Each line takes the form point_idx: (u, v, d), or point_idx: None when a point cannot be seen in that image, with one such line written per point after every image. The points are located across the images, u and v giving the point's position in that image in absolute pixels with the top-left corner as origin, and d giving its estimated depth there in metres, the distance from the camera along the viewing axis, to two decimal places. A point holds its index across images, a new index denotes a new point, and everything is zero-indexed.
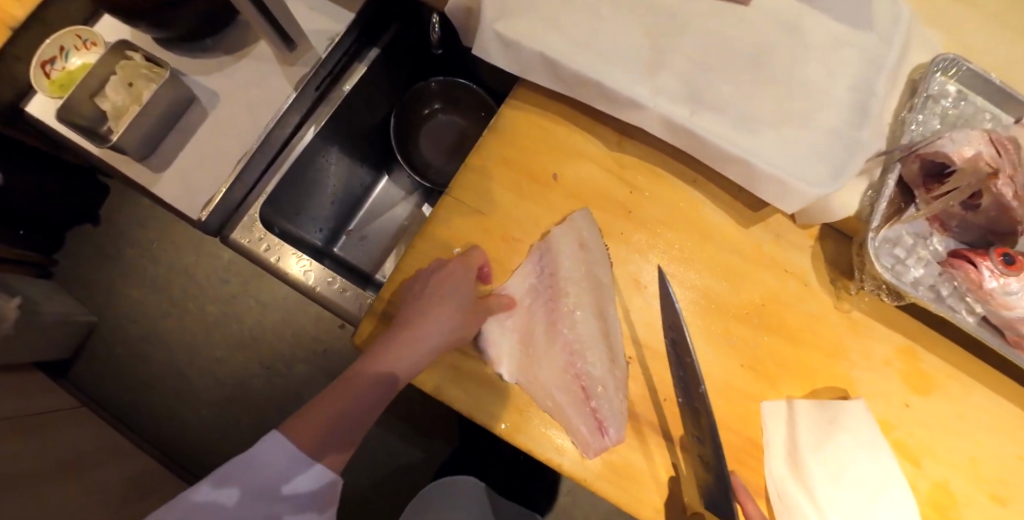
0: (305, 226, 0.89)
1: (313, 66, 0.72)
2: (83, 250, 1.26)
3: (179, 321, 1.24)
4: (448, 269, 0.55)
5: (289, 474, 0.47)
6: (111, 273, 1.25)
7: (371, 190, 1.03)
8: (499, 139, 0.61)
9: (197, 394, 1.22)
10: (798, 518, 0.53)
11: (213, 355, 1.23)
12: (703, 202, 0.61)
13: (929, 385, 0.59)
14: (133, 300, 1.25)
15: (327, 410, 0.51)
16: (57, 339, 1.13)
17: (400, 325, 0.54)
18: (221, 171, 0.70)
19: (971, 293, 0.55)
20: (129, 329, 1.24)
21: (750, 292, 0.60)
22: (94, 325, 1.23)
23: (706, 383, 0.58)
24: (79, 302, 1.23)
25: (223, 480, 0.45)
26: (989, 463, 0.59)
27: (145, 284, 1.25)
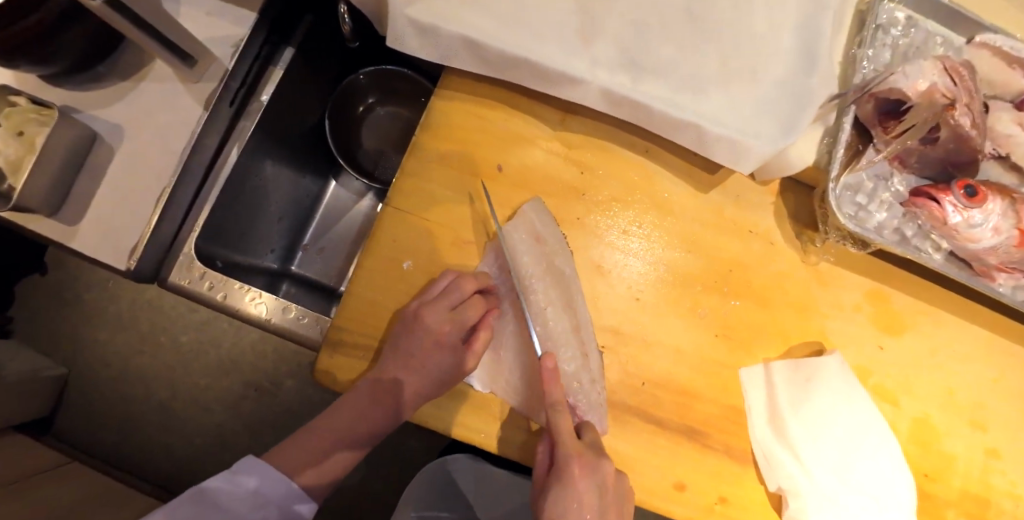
0: (253, 249, 0.84)
1: (221, 79, 0.66)
2: (38, 301, 1.13)
3: (154, 358, 1.14)
4: (450, 303, 0.52)
5: (274, 490, 0.48)
6: (74, 319, 1.14)
7: (320, 199, 0.98)
8: (434, 136, 0.57)
9: (185, 426, 1.12)
10: (784, 477, 0.54)
11: (196, 383, 1.14)
12: (658, 172, 0.58)
13: (899, 324, 0.59)
14: (99, 342, 1.13)
15: (322, 439, 0.51)
16: (25, 400, 1.02)
17: (402, 364, 0.51)
18: (142, 211, 0.65)
19: (936, 230, 0.54)
20: (102, 373, 1.13)
21: (715, 260, 0.58)
22: (66, 378, 1.12)
23: (683, 360, 0.56)
24: (42, 356, 1.11)
25: (236, 474, 0.47)
26: (965, 391, 0.60)
27: (110, 323, 1.14)
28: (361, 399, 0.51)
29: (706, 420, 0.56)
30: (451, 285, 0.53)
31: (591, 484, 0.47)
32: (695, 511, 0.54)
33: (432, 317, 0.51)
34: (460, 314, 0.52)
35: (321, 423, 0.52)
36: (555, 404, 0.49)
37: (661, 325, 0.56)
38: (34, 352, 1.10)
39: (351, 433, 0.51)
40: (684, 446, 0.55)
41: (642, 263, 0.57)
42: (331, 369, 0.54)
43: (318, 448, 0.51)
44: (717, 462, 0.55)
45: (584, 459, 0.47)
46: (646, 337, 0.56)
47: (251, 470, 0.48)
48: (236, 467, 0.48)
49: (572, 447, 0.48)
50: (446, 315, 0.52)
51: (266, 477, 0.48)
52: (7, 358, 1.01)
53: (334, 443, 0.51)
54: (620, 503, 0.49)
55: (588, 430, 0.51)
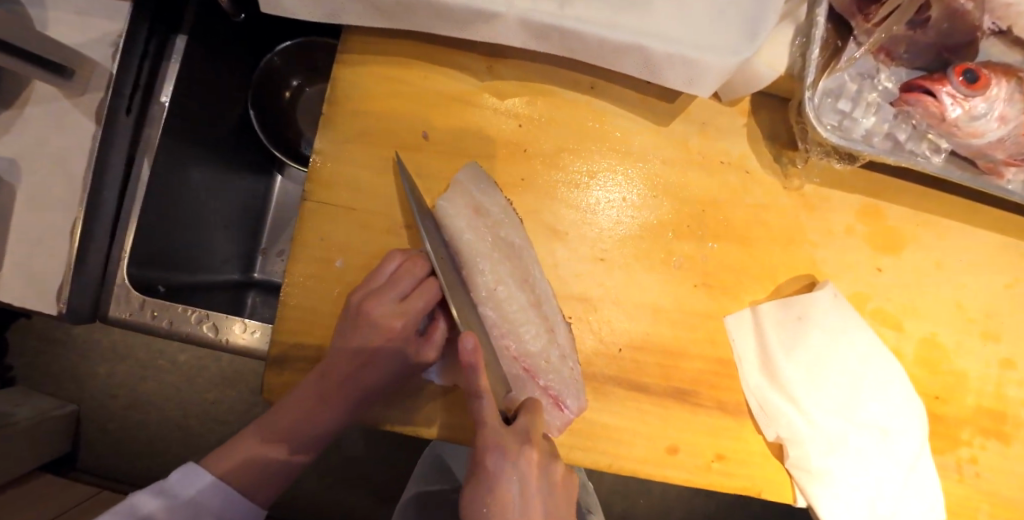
0: (206, 263, 0.79)
1: (107, 85, 0.60)
2: (30, 344, 0.99)
3: (159, 382, 1.02)
4: (398, 291, 0.46)
5: (207, 496, 0.47)
6: (75, 357, 1.00)
7: (268, 199, 0.90)
8: (347, 109, 0.49)
9: (206, 443, 1.02)
10: (784, 424, 0.50)
11: (207, 398, 1.02)
12: (608, 109, 0.51)
13: (898, 242, 0.53)
14: (104, 374, 1.00)
15: (265, 437, 0.50)
16: (35, 446, 0.90)
17: (347, 363, 0.47)
18: (59, 249, 0.61)
19: (934, 130, 0.47)
20: (113, 404, 1.00)
21: (687, 201, 0.51)
22: (78, 414, 0.99)
23: (662, 317, 0.51)
24: (46, 397, 0.98)
25: (163, 490, 0.47)
26: (975, 301, 0.55)
27: (109, 354, 1.01)
28: (305, 404, 0.48)
29: (695, 377, 0.51)
30: (399, 271, 0.47)
31: (511, 476, 0.41)
32: (690, 473, 0.51)
33: (379, 310, 0.46)
34: (411, 304, 0.47)
35: (264, 423, 0.50)
36: (476, 391, 0.43)
37: (633, 285, 0.51)
38: (39, 394, 0.97)
39: (298, 434, 0.49)
40: (674, 408, 0.50)
41: (606, 217, 0.51)
42: (276, 386, 0.50)
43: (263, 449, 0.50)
44: (712, 418, 0.51)
45: (501, 450, 0.41)
46: (617, 298, 0.50)
47: (185, 477, 0.48)
48: (170, 477, 0.48)
49: (495, 436, 0.42)
50: (395, 306, 0.47)
51: (203, 482, 0.48)
52: (8, 404, 0.89)
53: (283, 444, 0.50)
54: (550, 495, 0.43)
55: (527, 414, 0.44)
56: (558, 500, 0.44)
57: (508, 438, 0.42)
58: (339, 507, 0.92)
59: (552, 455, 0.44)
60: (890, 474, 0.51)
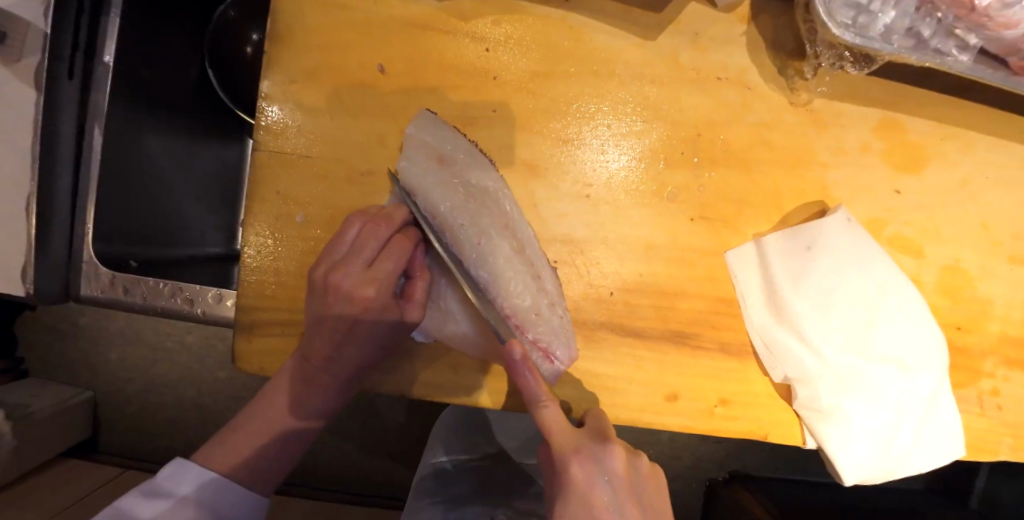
0: (188, 240, 0.73)
1: (43, 48, 0.55)
2: (39, 334, 0.98)
3: (167, 364, 0.99)
4: (369, 256, 0.41)
5: (194, 492, 0.43)
6: (83, 345, 0.98)
7: (243, 165, 0.81)
8: (292, 44, 0.44)
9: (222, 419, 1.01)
10: (793, 363, 0.46)
11: (218, 376, 1.00)
12: (585, 25, 0.45)
13: (917, 159, 0.48)
14: (114, 361, 0.99)
15: (252, 424, 0.46)
16: (56, 432, 0.90)
17: (324, 336, 0.43)
18: (17, 226, 0.60)
19: (961, 22, 0.40)
20: (127, 389, 0.99)
21: (679, 124, 0.46)
22: (94, 398, 0.99)
23: (656, 255, 0.46)
24: (61, 385, 0.97)
25: (151, 491, 0.43)
26: (1001, 220, 0.50)
27: (116, 339, 0.99)
28: (290, 375, 0.45)
29: (693, 319, 0.47)
30: (362, 234, 0.42)
31: (602, 482, 0.37)
32: (693, 419, 0.47)
33: (346, 282, 0.41)
34: (379, 269, 0.41)
35: (254, 415, 0.46)
36: (539, 398, 0.38)
37: (620, 222, 0.46)
38: (54, 383, 0.96)
39: (287, 417, 0.46)
40: (671, 352, 0.47)
41: (592, 149, 0.46)
42: (249, 356, 0.47)
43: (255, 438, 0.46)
44: (712, 362, 0.47)
45: (582, 455, 0.38)
46: (605, 237, 0.46)
47: (173, 473, 0.44)
48: (160, 474, 0.44)
49: (571, 441, 0.38)
50: (362, 274, 0.41)
51: (190, 476, 0.44)
52: (25, 394, 0.88)
53: (278, 426, 0.46)
54: (646, 494, 0.40)
55: (593, 418, 0.42)
56: (654, 497, 0.40)
57: (585, 441, 0.39)
58: (350, 473, 0.91)
59: (632, 449, 0.41)
60: (905, 409, 0.47)
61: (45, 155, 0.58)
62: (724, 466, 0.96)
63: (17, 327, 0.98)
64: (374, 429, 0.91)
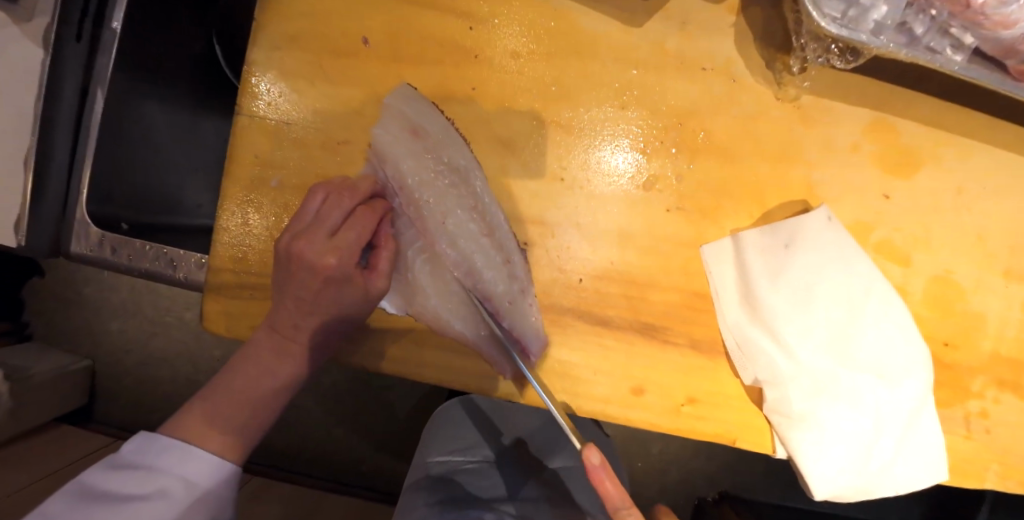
0: (179, 209, 0.73)
1: (53, 12, 0.57)
2: (42, 299, 1.00)
3: (164, 339, 1.00)
4: (332, 224, 0.41)
5: (164, 462, 0.40)
6: (84, 313, 1.00)
7: None
8: (279, 11, 0.45)
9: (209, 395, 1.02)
10: (764, 365, 0.45)
11: (212, 354, 1.01)
12: (570, 7, 0.44)
13: (909, 164, 0.46)
14: (114, 331, 1.00)
15: (216, 403, 0.43)
16: (53, 398, 0.91)
17: (288, 304, 0.42)
18: (16, 180, 0.61)
19: (956, 20, 0.39)
20: (125, 360, 1.00)
21: (663, 113, 0.45)
22: (93, 368, 1.00)
23: (631, 245, 0.45)
24: (63, 351, 0.99)
25: (118, 464, 0.40)
26: (999, 233, 0.48)
27: (117, 311, 1.00)
28: (261, 350, 0.44)
29: (665, 312, 0.46)
30: (325, 206, 0.42)
31: None
32: (660, 417, 0.46)
33: (309, 251, 0.41)
34: (342, 239, 0.41)
35: (216, 391, 0.43)
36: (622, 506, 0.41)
37: (595, 206, 0.45)
38: (55, 350, 0.98)
39: (250, 394, 0.43)
40: (639, 345, 0.46)
41: (570, 135, 0.45)
42: (217, 318, 0.47)
43: (225, 410, 0.43)
44: (684, 359, 0.46)
45: None
46: (578, 221, 0.45)
47: (139, 446, 0.41)
48: (125, 448, 0.42)
49: None
50: (325, 243, 0.41)
51: (158, 447, 0.41)
52: (27, 358, 0.90)
53: (250, 399, 0.43)
54: None
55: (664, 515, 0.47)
56: None
57: None
58: (333, 459, 0.91)
59: None
60: (886, 420, 0.45)
61: (48, 115, 0.60)
62: (715, 484, 0.93)
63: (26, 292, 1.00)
64: (356, 416, 0.91)
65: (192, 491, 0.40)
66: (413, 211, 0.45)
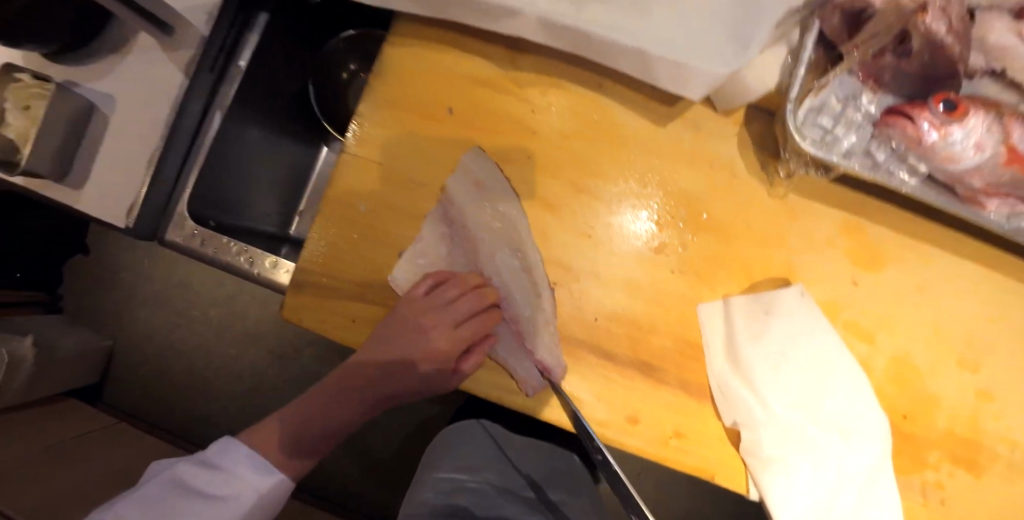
0: (252, 217, 0.87)
1: (198, 44, 0.69)
2: (101, 276, 1.20)
3: (187, 329, 1.20)
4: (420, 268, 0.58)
5: (240, 469, 0.52)
6: (114, 300, 1.20)
7: (312, 165, 0.98)
8: (385, 80, 0.58)
9: (211, 386, 1.18)
10: (742, 411, 0.52)
11: (228, 352, 1.19)
12: (610, 106, 0.57)
13: (877, 259, 0.56)
14: (141, 319, 1.20)
15: (304, 411, 0.55)
16: (79, 368, 1.10)
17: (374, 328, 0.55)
18: (135, 172, 0.70)
19: (912, 153, 0.50)
20: (145, 346, 1.19)
21: (674, 194, 0.56)
22: (111, 348, 1.19)
23: (638, 296, 0.55)
24: (90, 329, 1.17)
25: (205, 462, 0.52)
26: (953, 327, 0.57)
27: (148, 303, 1.20)
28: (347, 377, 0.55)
29: (663, 355, 0.55)
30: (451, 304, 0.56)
31: None
32: (646, 444, 0.53)
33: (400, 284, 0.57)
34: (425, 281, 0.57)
35: (306, 404, 0.56)
36: None
37: (612, 259, 0.56)
38: (79, 325, 1.17)
39: (332, 408, 0.55)
40: (637, 381, 0.54)
41: (595, 202, 0.56)
42: (294, 309, 0.57)
43: (303, 420, 0.55)
44: (674, 398, 0.54)
45: None
46: (598, 270, 0.55)
47: (224, 450, 0.53)
48: (211, 447, 0.53)
49: None
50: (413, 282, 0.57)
51: (237, 456, 0.53)
52: (59, 332, 1.08)
53: (320, 417, 0.55)
54: None
55: None
56: None
57: None
58: None
59: None
60: (847, 475, 0.52)
61: (173, 124, 0.70)
62: None
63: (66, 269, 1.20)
64: None
65: (255, 497, 0.52)
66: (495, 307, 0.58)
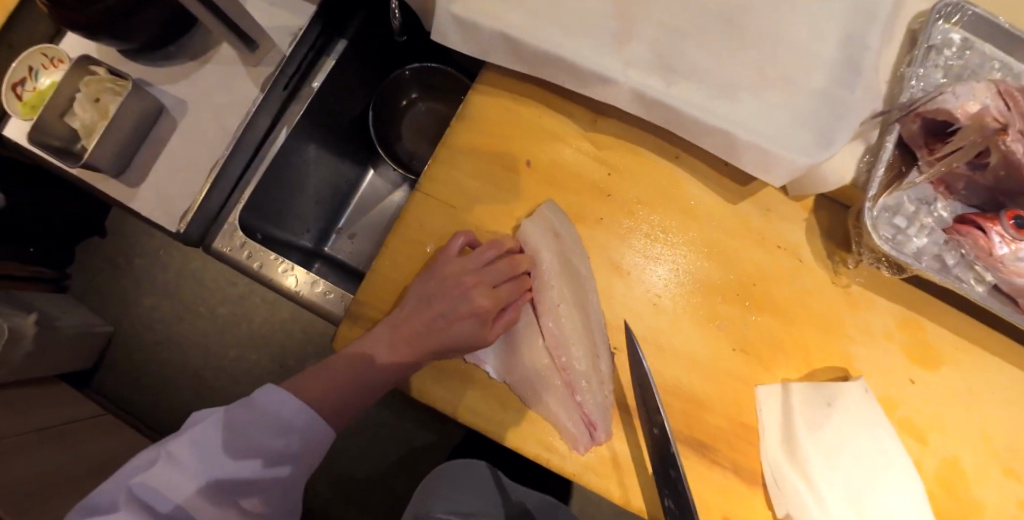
0: (291, 227, 0.85)
1: (277, 63, 0.69)
2: (113, 260, 1.15)
3: (192, 325, 1.14)
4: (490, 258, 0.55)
5: (289, 416, 0.48)
6: (124, 287, 1.15)
7: (356, 186, 0.98)
8: (467, 125, 0.59)
9: (208, 388, 1.13)
10: (796, 504, 0.51)
11: (228, 355, 1.13)
12: (685, 178, 0.58)
13: (933, 358, 0.56)
14: (146, 308, 1.15)
15: (337, 370, 0.52)
16: (76, 352, 1.04)
17: (428, 306, 0.53)
18: (195, 179, 0.68)
19: (980, 262, 0.51)
20: (145, 336, 1.14)
21: (740, 271, 0.56)
22: (111, 335, 1.14)
23: (696, 369, 0.55)
24: (91, 313, 1.13)
25: (251, 406, 0.48)
26: (1002, 435, 0.56)
27: (158, 292, 1.15)
28: (382, 339, 0.52)
29: (716, 434, 0.54)
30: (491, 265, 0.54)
31: None
32: None
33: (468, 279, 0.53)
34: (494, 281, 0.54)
35: (339, 363, 0.52)
36: None
37: (675, 331, 0.55)
38: (82, 306, 1.12)
39: (359, 375, 0.52)
40: (689, 458, 0.53)
41: (662, 268, 0.56)
42: (347, 340, 0.56)
43: (337, 376, 0.51)
44: (724, 479, 0.53)
45: None
46: (660, 342, 0.55)
47: (271, 396, 0.49)
48: (256, 394, 0.49)
49: None
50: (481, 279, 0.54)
51: (286, 404, 0.48)
52: (59, 309, 1.03)
53: (349, 378, 0.52)
54: None
55: None
56: None
57: None
58: None
59: None
60: None
61: (241, 136, 0.69)
62: None
63: (79, 249, 1.16)
64: None
65: (301, 445, 0.49)
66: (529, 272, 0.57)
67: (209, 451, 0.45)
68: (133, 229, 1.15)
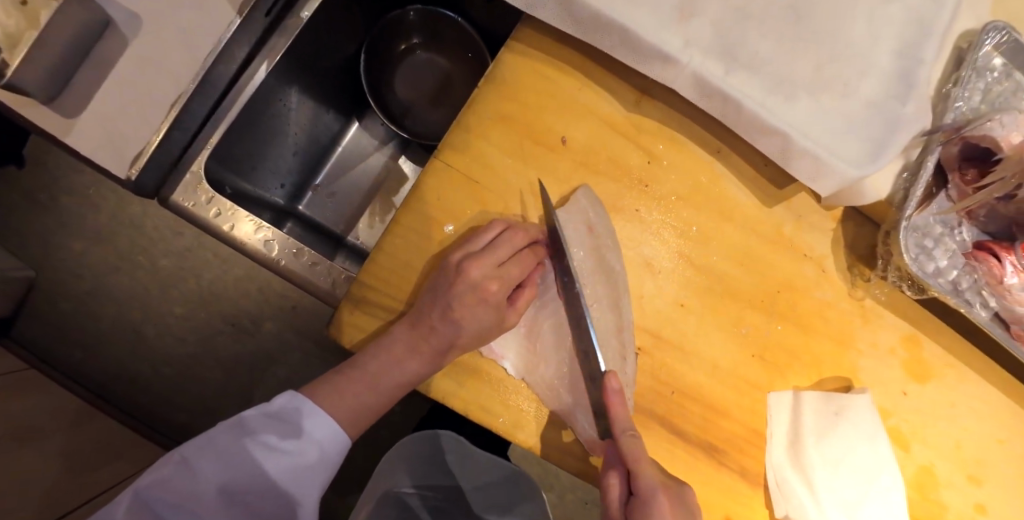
0: (263, 181, 0.75)
1: None
2: (33, 195, 0.98)
3: (129, 277, 1.00)
4: (505, 239, 0.49)
5: (305, 426, 0.46)
6: (46, 228, 0.99)
7: (339, 138, 0.87)
8: (498, 90, 0.52)
9: (149, 347, 1.01)
10: (796, 507, 0.53)
11: (173, 310, 1.01)
12: (725, 177, 0.55)
13: (925, 371, 0.58)
14: (75, 253, 0.99)
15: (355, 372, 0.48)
16: None
17: (444, 303, 0.47)
18: (153, 116, 0.57)
19: (988, 287, 0.52)
20: (74, 285, 0.99)
21: (768, 278, 0.55)
22: (32, 281, 0.98)
23: (715, 374, 0.54)
24: (6, 255, 0.96)
25: (266, 412, 0.45)
26: (971, 444, 0.59)
27: (89, 235, 0.99)
28: (400, 343, 0.48)
29: (728, 439, 0.54)
30: (499, 238, 0.50)
31: None
32: None
33: (480, 269, 0.48)
34: (506, 270, 0.49)
35: (360, 368, 0.48)
36: None
37: (698, 335, 0.54)
38: None
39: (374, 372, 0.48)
40: (700, 461, 0.53)
41: (692, 269, 0.54)
42: (349, 329, 0.50)
43: (357, 385, 0.48)
44: (731, 481, 0.54)
45: None
46: (682, 346, 0.54)
47: (289, 404, 0.46)
48: (275, 401, 0.46)
49: None
50: (493, 269, 0.48)
51: (304, 414, 0.46)
52: None
53: (364, 383, 0.48)
54: None
55: None
56: None
57: None
58: None
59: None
60: None
61: (211, 68, 0.58)
62: None
63: None
64: None
65: (315, 456, 0.45)
66: (537, 241, 0.53)
67: (222, 460, 0.43)
68: (58, 160, 0.98)
